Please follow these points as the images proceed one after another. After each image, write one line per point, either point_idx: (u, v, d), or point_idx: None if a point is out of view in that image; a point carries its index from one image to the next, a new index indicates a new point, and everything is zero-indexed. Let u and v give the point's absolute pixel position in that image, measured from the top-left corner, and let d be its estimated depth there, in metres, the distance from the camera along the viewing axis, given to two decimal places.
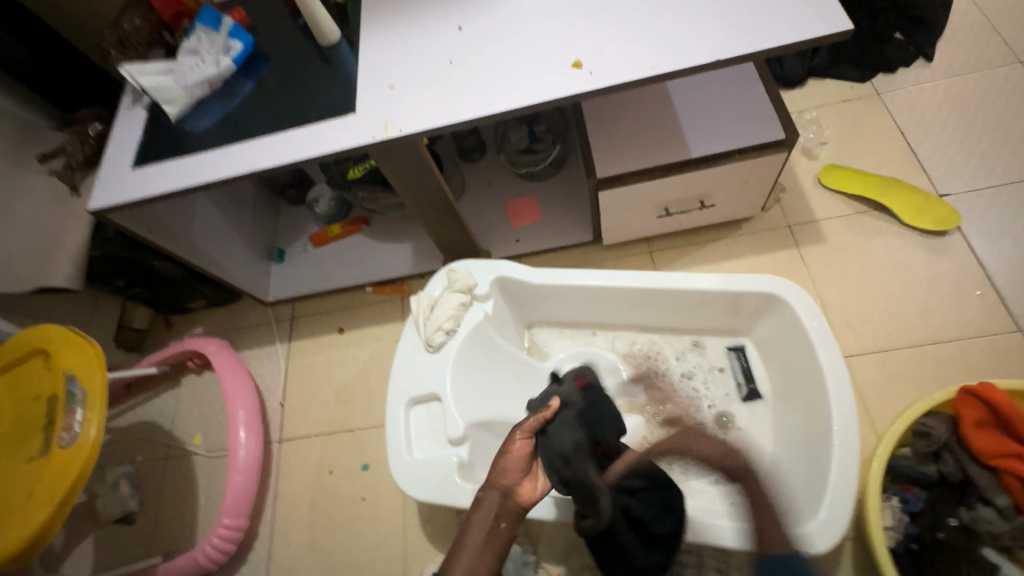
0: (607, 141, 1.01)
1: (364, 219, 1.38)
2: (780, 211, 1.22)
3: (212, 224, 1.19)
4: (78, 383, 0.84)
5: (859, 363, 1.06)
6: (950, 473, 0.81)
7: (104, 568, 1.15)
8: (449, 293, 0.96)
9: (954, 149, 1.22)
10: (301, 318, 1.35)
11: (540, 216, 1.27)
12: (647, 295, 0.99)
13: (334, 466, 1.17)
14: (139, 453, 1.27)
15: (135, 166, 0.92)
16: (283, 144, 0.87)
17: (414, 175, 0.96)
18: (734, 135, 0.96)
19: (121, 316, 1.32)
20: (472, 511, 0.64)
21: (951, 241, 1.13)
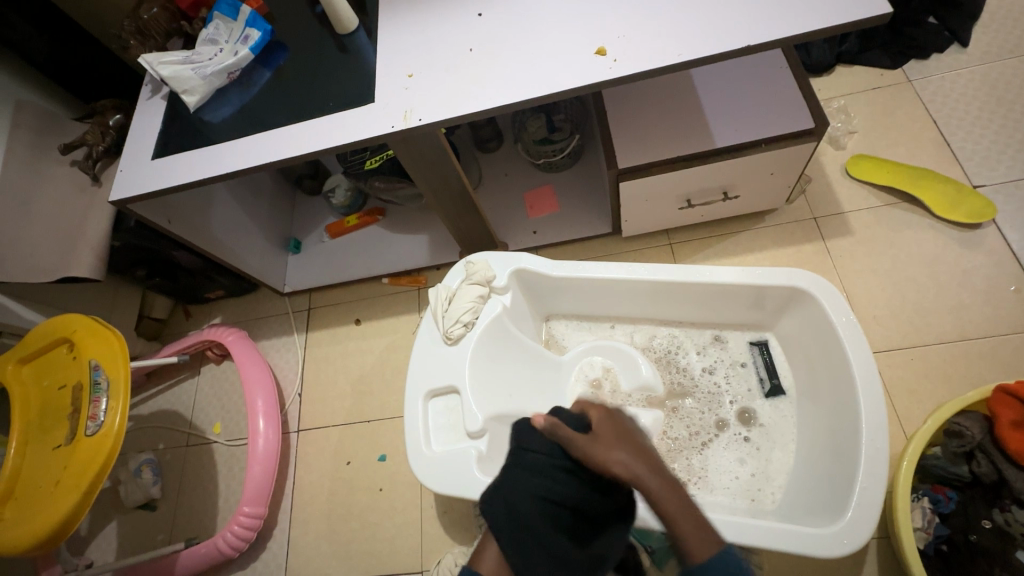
0: (628, 130, 0.99)
1: (380, 210, 1.38)
2: (805, 203, 1.19)
3: (229, 215, 1.20)
4: (102, 373, 0.85)
5: (886, 359, 1.03)
6: (984, 474, 0.78)
7: (128, 553, 1.18)
8: (467, 285, 0.96)
9: (989, 139, 1.18)
10: (318, 308, 1.35)
11: (558, 207, 1.26)
12: (668, 289, 0.97)
13: (352, 457, 1.18)
14: (160, 442, 1.29)
15: (155, 156, 0.92)
16: (301, 135, 0.86)
17: (433, 165, 0.94)
18: (761, 124, 0.93)
19: (141, 306, 1.34)
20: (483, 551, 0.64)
21: (985, 234, 1.09)
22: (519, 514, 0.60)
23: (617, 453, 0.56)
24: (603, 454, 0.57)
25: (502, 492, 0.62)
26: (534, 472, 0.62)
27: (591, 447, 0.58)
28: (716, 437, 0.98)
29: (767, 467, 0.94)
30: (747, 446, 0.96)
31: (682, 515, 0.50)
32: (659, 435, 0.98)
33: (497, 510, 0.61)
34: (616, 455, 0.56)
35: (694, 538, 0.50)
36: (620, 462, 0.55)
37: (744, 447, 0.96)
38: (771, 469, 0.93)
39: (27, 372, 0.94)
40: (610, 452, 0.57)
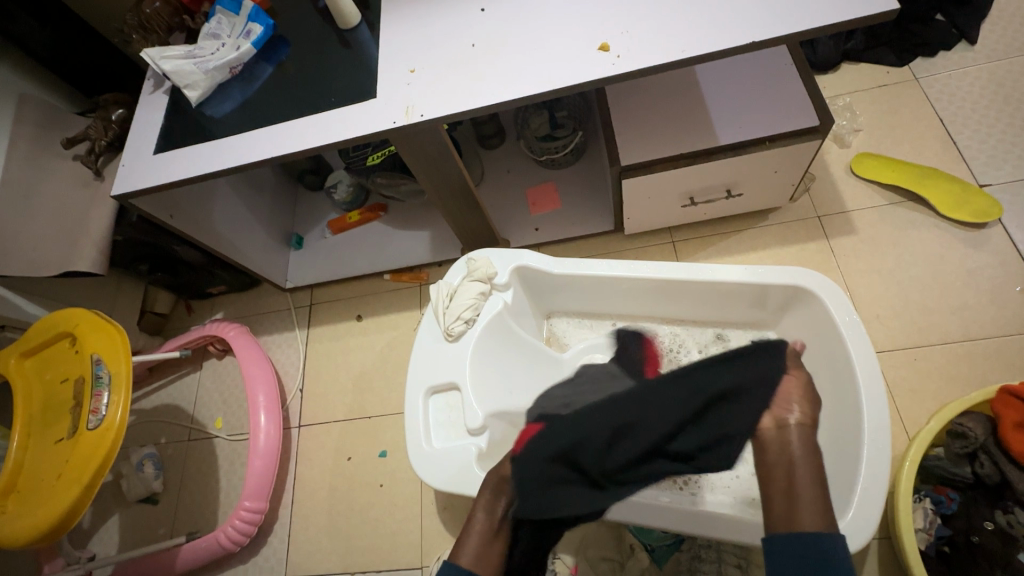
0: (632, 127, 0.98)
1: (382, 206, 1.38)
2: (809, 201, 1.18)
3: (231, 210, 1.20)
4: (104, 367, 0.85)
5: (889, 359, 1.02)
6: (987, 475, 0.78)
7: (130, 546, 1.18)
8: (468, 281, 0.95)
9: (996, 138, 1.16)
10: (319, 304, 1.35)
11: (560, 204, 1.25)
12: (670, 287, 0.96)
13: (353, 452, 1.18)
14: (162, 436, 1.29)
15: (157, 151, 0.92)
16: (303, 130, 0.86)
17: (434, 161, 0.94)
18: (766, 121, 0.93)
19: (144, 301, 1.34)
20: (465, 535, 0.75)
21: (990, 234, 1.08)
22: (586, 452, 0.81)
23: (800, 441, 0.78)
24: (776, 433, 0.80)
25: (587, 416, 0.85)
26: (663, 417, 0.84)
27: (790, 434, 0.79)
28: None
29: None
30: None
31: (813, 487, 0.73)
32: None
33: (566, 436, 0.83)
34: (794, 435, 0.79)
35: (813, 519, 0.69)
36: (797, 425, 0.80)
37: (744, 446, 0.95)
38: None
39: (29, 366, 0.95)
40: (784, 410, 0.82)
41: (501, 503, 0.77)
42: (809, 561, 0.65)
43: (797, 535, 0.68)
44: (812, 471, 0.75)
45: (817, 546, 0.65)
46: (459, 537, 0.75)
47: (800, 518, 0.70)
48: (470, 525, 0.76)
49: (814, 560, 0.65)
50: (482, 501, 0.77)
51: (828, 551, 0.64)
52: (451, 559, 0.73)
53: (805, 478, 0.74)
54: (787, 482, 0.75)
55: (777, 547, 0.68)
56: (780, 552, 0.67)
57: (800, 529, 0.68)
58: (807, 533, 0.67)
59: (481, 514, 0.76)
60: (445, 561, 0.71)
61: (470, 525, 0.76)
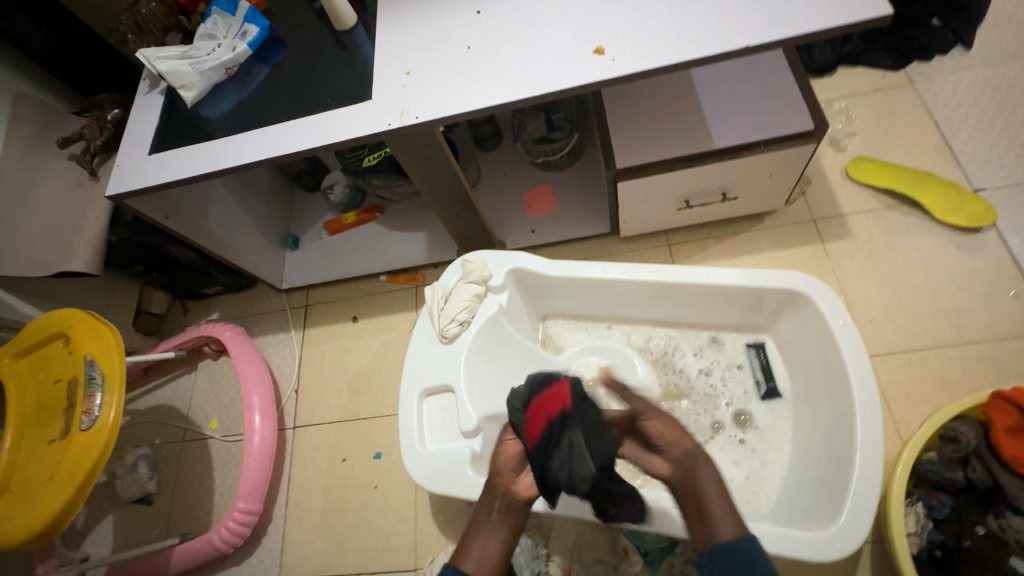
0: (627, 130, 0.98)
1: (378, 207, 1.38)
2: (805, 205, 1.19)
3: (227, 211, 1.20)
4: (98, 368, 0.85)
5: (883, 363, 1.03)
6: (978, 480, 0.78)
7: (123, 547, 1.18)
8: (463, 284, 0.96)
9: (991, 143, 1.17)
10: (315, 305, 1.35)
11: (556, 206, 1.25)
12: (665, 290, 0.96)
13: (347, 454, 1.18)
14: (156, 436, 1.29)
15: (152, 152, 0.92)
16: (298, 132, 0.86)
17: (430, 163, 0.94)
18: (760, 125, 0.93)
19: (139, 301, 1.34)
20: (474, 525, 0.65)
21: (985, 239, 1.08)
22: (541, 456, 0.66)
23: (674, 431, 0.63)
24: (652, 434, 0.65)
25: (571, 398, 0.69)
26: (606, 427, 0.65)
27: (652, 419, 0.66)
28: (710, 439, 0.97)
29: (762, 470, 0.93)
30: (741, 449, 0.95)
31: (718, 502, 0.56)
32: None
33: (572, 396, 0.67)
34: (687, 443, 0.62)
35: (726, 521, 0.54)
36: (679, 446, 0.62)
37: (739, 449, 0.95)
38: (765, 473, 0.93)
39: (23, 366, 0.94)
40: (671, 441, 0.63)
41: (504, 484, 0.67)
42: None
43: (712, 553, 0.52)
44: (720, 487, 0.58)
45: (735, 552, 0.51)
46: (462, 538, 0.64)
47: (715, 530, 0.53)
48: (474, 526, 0.65)
49: (733, 565, 0.50)
50: (483, 503, 0.67)
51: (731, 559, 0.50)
52: (454, 565, 0.61)
53: (707, 486, 0.57)
54: (692, 484, 0.59)
55: (707, 573, 0.52)
56: (707, 568, 0.52)
57: (715, 540, 0.53)
58: (722, 544, 0.52)
59: (484, 519, 0.65)
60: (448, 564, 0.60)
61: (474, 524, 0.65)
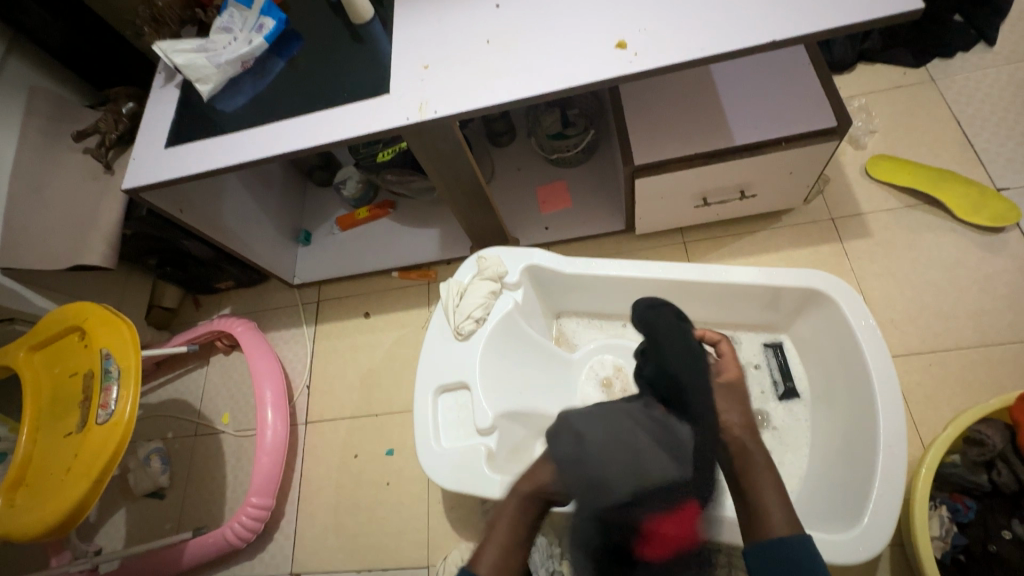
0: (646, 126, 0.97)
1: (391, 203, 1.37)
2: (823, 203, 1.17)
3: (241, 206, 1.19)
4: (114, 362, 0.85)
5: (903, 364, 1.01)
6: (1004, 484, 0.77)
7: (135, 540, 1.18)
8: (479, 280, 0.95)
9: (1015, 141, 1.15)
10: (327, 301, 1.35)
11: (571, 203, 1.24)
12: (681, 288, 0.95)
13: (359, 450, 1.17)
14: (168, 430, 1.29)
15: (168, 146, 0.92)
16: (315, 126, 0.85)
17: (446, 158, 0.93)
18: (783, 121, 0.91)
19: (151, 295, 1.34)
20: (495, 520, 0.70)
21: (1007, 239, 1.07)
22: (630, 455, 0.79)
23: (740, 427, 0.76)
24: (722, 414, 0.77)
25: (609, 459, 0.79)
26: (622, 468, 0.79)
27: (722, 398, 0.79)
28: None
29: (779, 471, 0.92)
30: None
31: (772, 493, 0.67)
32: None
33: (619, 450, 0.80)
34: (738, 433, 0.75)
35: (780, 519, 0.64)
36: (734, 435, 0.75)
37: None
38: (783, 474, 0.92)
39: (38, 359, 0.94)
40: (728, 407, 0.78)
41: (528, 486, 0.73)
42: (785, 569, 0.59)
43: (766, 547, 0.62)
44: (773, 485, 0.68)
45: (790, 551, 0.60)
46: (478, 544, 0.67)
47: (769, 525, 0.64)
48: (490, 535, 0.68)
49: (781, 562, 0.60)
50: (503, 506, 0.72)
51: (795, 555, 0.60)
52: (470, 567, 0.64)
53: (763, 484, 0.68)
54: (744, 472, 0.71)
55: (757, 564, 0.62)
56: (755, 563, 0.62)
57: (774, 536, 0.63)
58: (777, 538, 0.62)
59: (502, 523, 0.69)
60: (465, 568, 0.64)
61: (489, 534, 0.69)
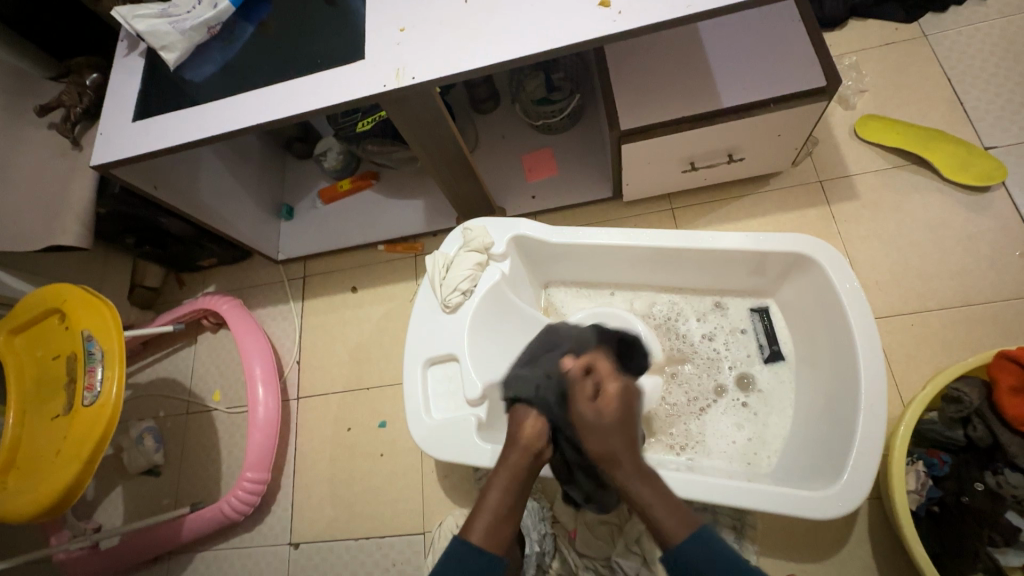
0: (631, 88, 0.94)
1: (374, 174, 1.34)
2: (811, 165, 1.16)
3: (218, 180, 1.16)
4: (96, 344, 0.84)
5: (887, 325, 1.03)
6: (980, 438, 0.79)
7: (135, 516, 1.20)
8: (465, 252, 0.94)
9: (1005, 98, 1.14)
10: (314, 276, 1.33)
11: (557, 170, 1.22)
12: (668, 255, 0.95)
13: (352, 423, 1.18)
14: (160, 409, 1.29)
15: (136, 119, 0.88)
16: (289, 95, 0.82)
17: (427, 126, 0.90)
18: (772, 81, 0.89)
19: (133, 275, 1.32)
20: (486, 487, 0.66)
21: (993, 198, 1.07)
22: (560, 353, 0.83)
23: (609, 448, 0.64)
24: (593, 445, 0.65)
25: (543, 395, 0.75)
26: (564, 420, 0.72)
27: (593, 431, 0.65)
28: (714, 402, 0.98)
29: (764, 432, 0.94)
30: (744, 411, 0.96)
31: (657, 503, 0.60)
32: (657, 401, 0.98)
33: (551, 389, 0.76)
34: (610, 455, 0.64)
35: (670, 522, 0.58)
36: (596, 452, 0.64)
37: (742, 411, 0.96)
38: (767, 434, 0.94)
39: (20, 343, 0.93)
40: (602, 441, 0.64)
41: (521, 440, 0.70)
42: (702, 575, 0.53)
43: (670, 559, 0.56)
44: (654, 491, 0.61)
45: (691, 555, 0.55)
46: (471, 510, 0.64)
47: (665, 535, 0.58)
48: (483, 502, 0.64)
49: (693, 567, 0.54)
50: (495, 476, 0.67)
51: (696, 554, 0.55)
52: (463, 537, 0.61)
53: (641, 494, 0.61)
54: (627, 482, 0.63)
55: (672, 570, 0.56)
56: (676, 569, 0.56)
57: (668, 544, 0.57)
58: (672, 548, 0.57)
59: (496, 487, 0.66)
60: (455, 538, 0.60)
61: (482, 504, 0.64)
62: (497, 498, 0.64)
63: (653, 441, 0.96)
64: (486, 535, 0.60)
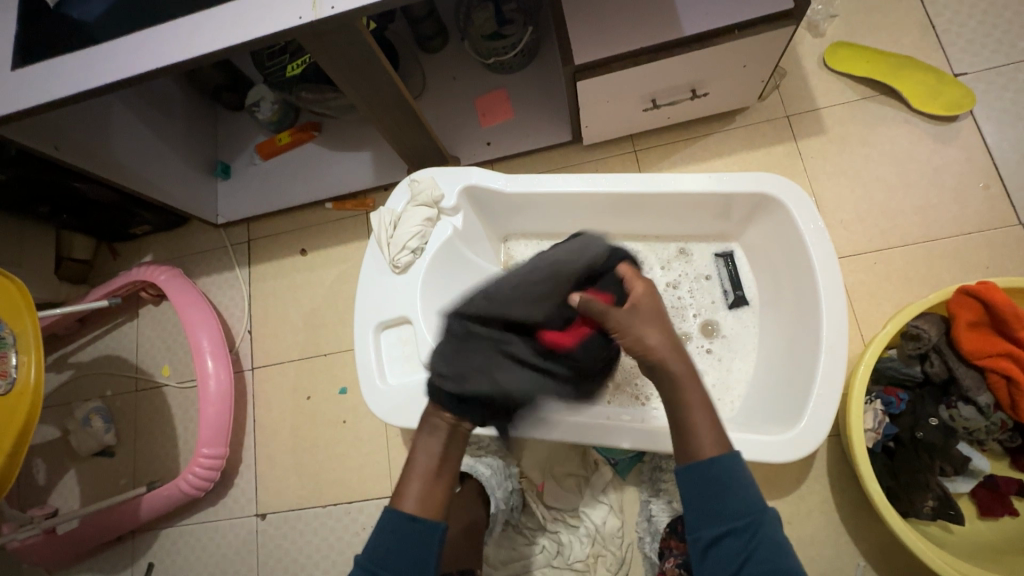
0: (585, 15, 0.85)
1: (315, 125, 1.23)
2: (779, 99, 1.10)
3: (135, 136, 1.04)
4: (4, 327, 0.76)
5: (850, 264, 1.01)
6: (935, 373, 0.81)
7: (91, 498, 1.16)
8: (413, 207, 0.87)
9: (977, 20, 1.08)
10: (259, 240, 1.24)
11: (513, 114, 1.13)
12: (629, 201, 0.90)
13: (312, 391, 1.14)
14: (107, 388, 1.22)
15: (14, 67, 0.76)
16: (192, 32, 0.71)
17: (359, 67, 0.81)
18: (736, 4, 0.81)
19: (58, 247, 1.20)
20: (414, 448, 0.64)
21: (960, 128, 1.04)
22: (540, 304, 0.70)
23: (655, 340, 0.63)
24: (645, 339, 0.63)
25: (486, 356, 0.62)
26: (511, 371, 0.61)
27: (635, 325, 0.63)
28: None
29: (728, 377, 0.93)
30: (709, 358, 0.94)
31: (700, 418, 0.59)
32: None
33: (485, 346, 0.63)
34: (653, 347, 0.63)
35: (707, 438, 0.58)
36: (653, 347, 0.63)
37: (706, 358, 0.94)
38: (731, 380, 0.93)
39: None
40: (645, 330, 0.63)
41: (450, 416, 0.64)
42: (720, 494, 0.55)
43: (693, 472, 0.56)
44: (700, 401, 0.60)
45: (713, 473, 0.56)
46: (401, 477, 0.62)
47: (698, 450, 0.58)
48: (412, 465, 0.63)
49: (716, 484, 0.55)
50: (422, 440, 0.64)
51: (717, 473, 0.55)
52: (394, 507, 0.60)
53: (689, 406, 0.60)
54: (668, 384, 0.62)
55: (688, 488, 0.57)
56: (688, 490, 0.57)
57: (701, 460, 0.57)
58: (701, 462, 0.57)
59: (423, 455, 0.63)
60: (386, 508, 0.60)
61: (409, 468, 0.63)
62: (426, 464, 0.63)
63: (619, 393, 0.90)
64: (418, 504, 0.60)
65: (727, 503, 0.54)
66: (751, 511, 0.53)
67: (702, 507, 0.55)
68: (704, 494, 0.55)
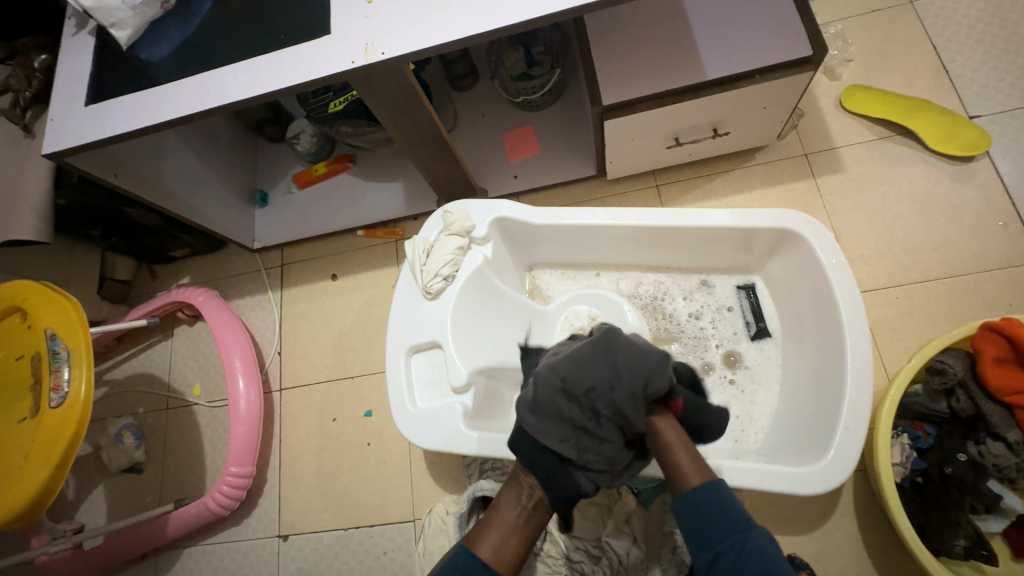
0: (614, 61, 0.90)
1: (350, 157, 1.29)
2: (797, 138, 1.14)
3: (183, 164, 1.10)
4: (60, 342, 0.80)
5: (872, 299, 1.03)
6: (962, 409, 0.81)
7: (117, 515, 1.18)
8: (446, 236, 0.91)
9: (990, 66, 1.12)
10: (291, 265, 1.29)
11: (540, 149, 1.19)
12: (653, 234, 0.93)
13: (337, 414, 1.16)
14: (139, 405, 1.26)
15: (88, 103, 0.82)
16: (253, 74, 0.77)
17: (401, 106, 0.86)
18: (758, 51, 0.86)
19: (102, 268, 1.26)
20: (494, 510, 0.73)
21: (977, 167, 1.07)
22: (607, 370, 0.67)
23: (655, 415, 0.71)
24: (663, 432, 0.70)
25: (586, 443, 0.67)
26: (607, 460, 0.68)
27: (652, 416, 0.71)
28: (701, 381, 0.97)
29: (751, 408, 0.94)
30: (732, 389, 0.96)
31: (681, 453, 0.68)
32: None
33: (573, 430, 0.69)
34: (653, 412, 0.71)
35: (691, 468, 0.67)
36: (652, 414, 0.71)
37: (729, 389, 0.96)
38: (755, 411, 0.94)
39: None
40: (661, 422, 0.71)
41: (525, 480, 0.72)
42: (710, 518, 0.62)
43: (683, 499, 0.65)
44: (679, 441, 0.69)
45: (696, 498, 0.64)
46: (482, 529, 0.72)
47: (685, 481, 0.66)
48: (492, 522, 0.72)
49: (701, 509, 0.63)
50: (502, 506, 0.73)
51: (703, 499, 0.63)
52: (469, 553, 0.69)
53: (672, 448, 0.68)
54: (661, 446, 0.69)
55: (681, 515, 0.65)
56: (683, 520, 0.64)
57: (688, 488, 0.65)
58: (690, 493, 0.65)
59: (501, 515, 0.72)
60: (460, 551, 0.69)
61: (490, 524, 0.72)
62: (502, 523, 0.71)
63: None
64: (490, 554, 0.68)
65: (716, 521, 0.61)
66: (734, 527, 0.60)
67: (695, 534, 0.62)
68: (696, 519, 0.63)
